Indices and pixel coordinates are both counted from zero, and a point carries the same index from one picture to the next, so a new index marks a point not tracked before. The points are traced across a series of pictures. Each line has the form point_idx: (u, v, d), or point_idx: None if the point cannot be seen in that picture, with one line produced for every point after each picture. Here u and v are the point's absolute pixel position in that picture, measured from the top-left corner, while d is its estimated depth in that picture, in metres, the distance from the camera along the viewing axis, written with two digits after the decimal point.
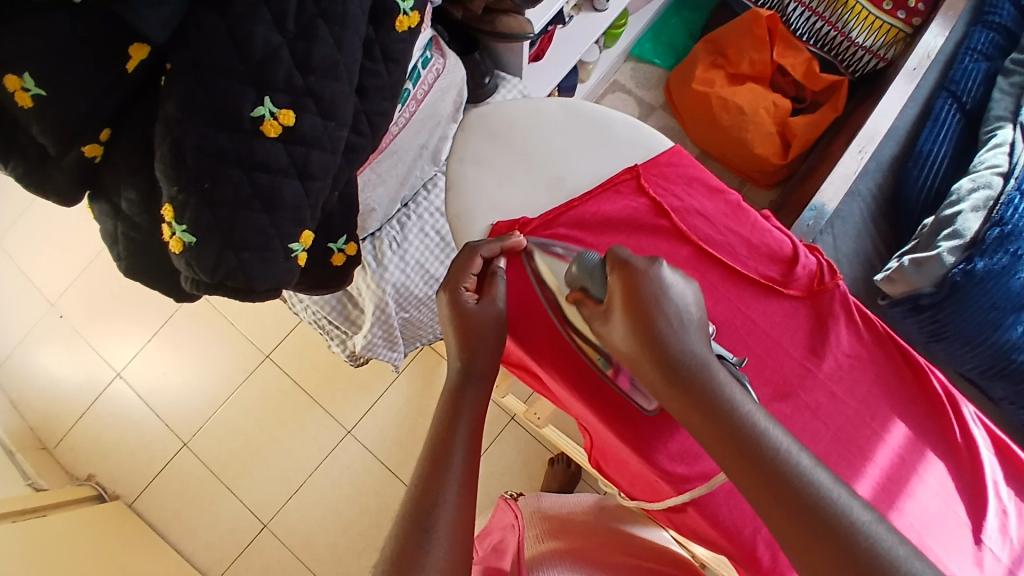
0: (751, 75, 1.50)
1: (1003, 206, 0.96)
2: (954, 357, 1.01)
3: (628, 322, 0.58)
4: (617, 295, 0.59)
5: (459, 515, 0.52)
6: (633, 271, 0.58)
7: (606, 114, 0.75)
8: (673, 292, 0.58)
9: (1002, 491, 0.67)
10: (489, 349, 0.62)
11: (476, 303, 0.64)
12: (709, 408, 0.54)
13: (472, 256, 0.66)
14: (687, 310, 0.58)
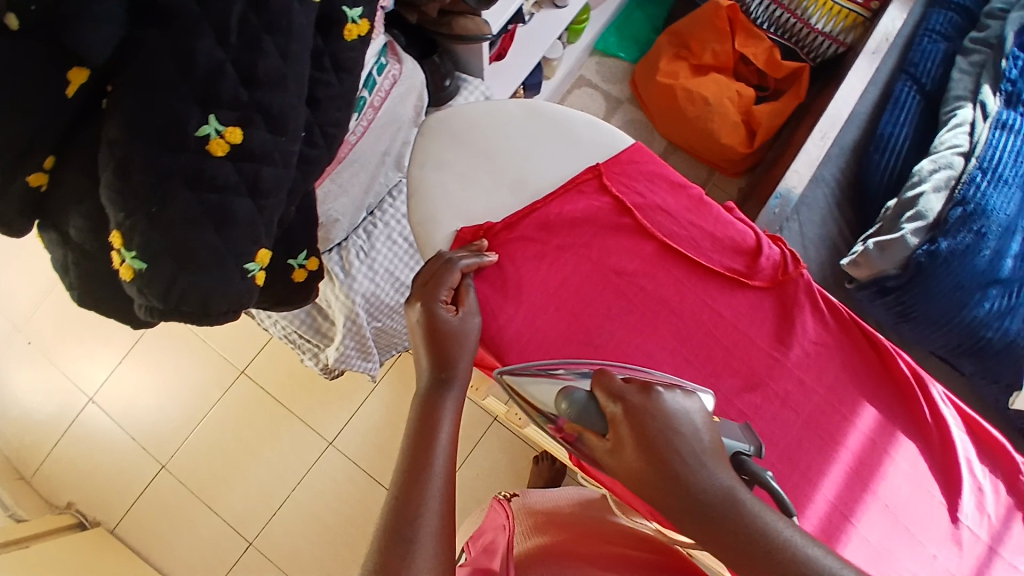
0: (715, 66, 1.51)
1: (965, 184, 0.98)
2: (923, 336, 1.03)
3: (642, 466, 0.49)
4: (621, 434, 0.50)
5: (444, 525, 0.48)
6: (633, 408, 0.50)
7: (567, 114, 0.73)
8: (681, 416, 0.51)
9: (976, 469, 0.67)
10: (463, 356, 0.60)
11: (457, 313, 0.63)
12: (751, 548, 0.47)
13: (451, 269, 0.64)
14: (697, 436, 0.51)
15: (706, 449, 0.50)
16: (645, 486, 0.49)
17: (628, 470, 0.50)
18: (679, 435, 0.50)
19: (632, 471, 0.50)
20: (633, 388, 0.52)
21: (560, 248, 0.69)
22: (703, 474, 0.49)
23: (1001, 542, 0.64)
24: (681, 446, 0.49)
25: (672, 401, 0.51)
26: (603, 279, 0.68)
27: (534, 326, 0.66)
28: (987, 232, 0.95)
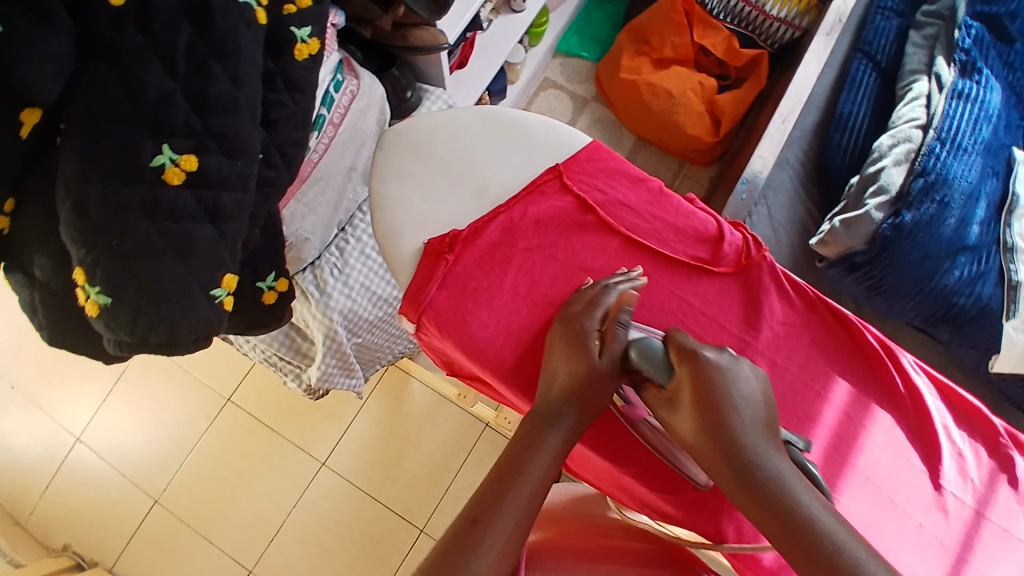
0: (675, 59, 1.53)
1: (924, 156, 0.99)
2: (895, 308, 1.04)
3: (699, 418, 0.55)
4: (686, 389, 0.56)
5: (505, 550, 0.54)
6: (703, 366, 0.56)
7: (523, 117, 0.73)
8: (741, 385, 0.56)
9: (955, 435, 0.68)
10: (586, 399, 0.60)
11: (598, 352, 0.61)
12: (784, 517, 0.50)
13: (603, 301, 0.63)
14: (756, 409, 0.55)
15: (762, 420, 0.54)
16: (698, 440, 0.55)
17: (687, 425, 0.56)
18: (738, 402, 0.54)
19: (690, 428, 0.55)
20: (706, 349, 0.58)
21: (526, 251, 0.68)
22: (752, 443, 0.53)
23: (987, 505, 0.66)
24: (739, 409, 0.54)
25: (744, 371, 0.56)
26: (571, 277, 0.68)
27: (506, 331, 0.66)
28: (950, 201, 0.96)
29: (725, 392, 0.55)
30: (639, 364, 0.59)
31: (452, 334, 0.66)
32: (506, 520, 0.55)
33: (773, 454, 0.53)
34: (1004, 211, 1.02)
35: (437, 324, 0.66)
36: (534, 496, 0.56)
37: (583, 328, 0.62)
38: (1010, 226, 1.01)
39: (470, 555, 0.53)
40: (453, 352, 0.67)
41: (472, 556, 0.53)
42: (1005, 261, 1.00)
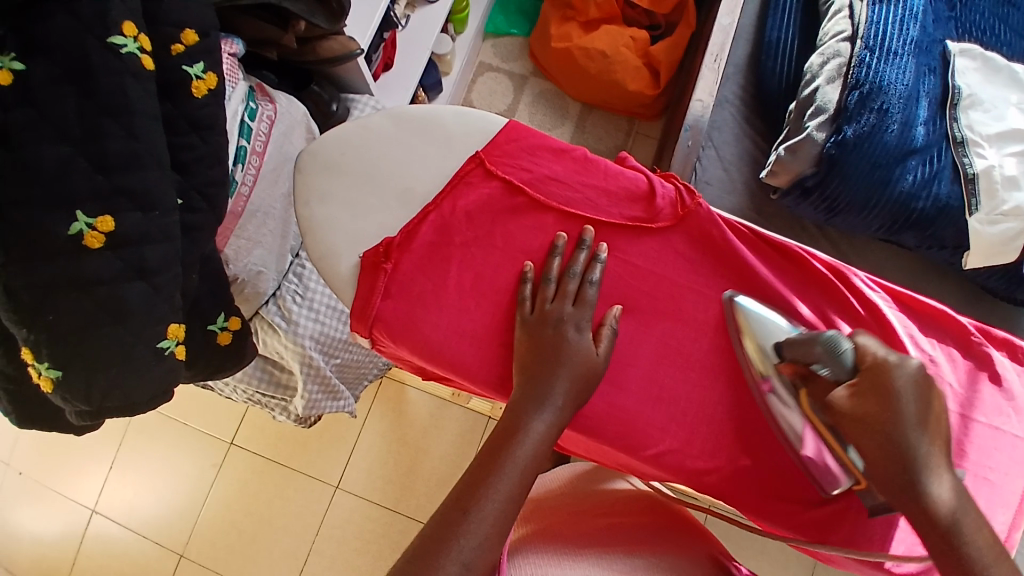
0: (603, 18, 1.51)
1: (856, 68, 0.96)
2: (856, 224, 1.02)
3: (875, 424, 0.54)
4: (865, 391, 0.55)
5: (489, 533, 0.53)
6: (887, 372, 0.55)
7: (435, 111, 0.71)
8: (921, 395, 0.54)
9: (925, 344, 0.68)
10: (567, 381, 0.61)
11: (598, 347, 0.64)
12: (936, 529, 0.51)
13: (585, 292, 0.65)
14: (934, 422, 0.54)
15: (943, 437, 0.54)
16: (876, 450, 0.54)
17: (870, 435, 0.55)
18: (923, 417, 0.54)
19: (858, 427, 0.55)
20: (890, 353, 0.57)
21: (463, 245, 0.67)
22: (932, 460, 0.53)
23: (973, 407, 0.68)
24: (921, 422, 0.53)
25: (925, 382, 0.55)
26: (513, 263, 0.67)
27: (461, 328, 0.66)
28: (889, 108, 0.95)
29: (907, 405, 0.54)
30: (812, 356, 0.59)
31: (405, 341, 0.66)
32: (493, 502, 0.55)
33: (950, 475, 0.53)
34: (947, 106, 1.00)
35: (388, 334, 0.66)
36: (515, 485, 0.57)
37: (573, 326, 0.64)
38: (955, 119, 0.99)
39: (460, 541, 0.52)
40: (415, 359, 0.67)
41: (460, 544, 0.52)
42: (957, 155, 0.99)
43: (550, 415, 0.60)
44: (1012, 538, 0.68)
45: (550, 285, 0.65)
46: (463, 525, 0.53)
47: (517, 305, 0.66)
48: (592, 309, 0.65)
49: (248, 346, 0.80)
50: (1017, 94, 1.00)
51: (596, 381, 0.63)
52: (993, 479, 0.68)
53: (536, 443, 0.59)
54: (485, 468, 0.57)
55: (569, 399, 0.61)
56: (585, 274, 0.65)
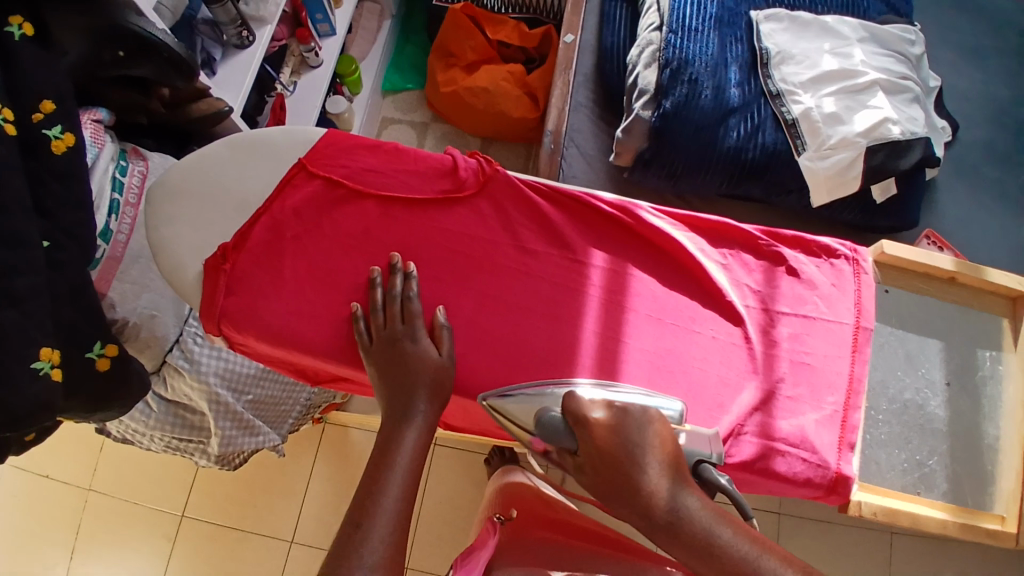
0: (481, 60, 1.66)
1: (664, 50, 1.09)
2: (700, 184, 1.12)
3: (609, 476, 0.54)
4: (591, 452, 0.56)
5: (391, 536, 0.57)
6: (598, 424, 0.56)
7: (261, 131, 0.80)
8: (632, 433, 0.55)
9: (712, 253, 0.76)
10: (421, 389, 0.67)
11: (439, 349, 0.70)
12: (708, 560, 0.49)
13: (411, 318, 0.70)
14: (659, 453, 0.55)
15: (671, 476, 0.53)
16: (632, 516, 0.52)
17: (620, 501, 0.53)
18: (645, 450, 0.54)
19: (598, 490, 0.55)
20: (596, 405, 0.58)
21: (295, 239, 0.74)
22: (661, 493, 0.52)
23: (774, 299, 0.75)
24: (649, 457, 0.53)
25: (630, 419, 0.57)
26: (342, 248, 0.74)
27: (299, 310, 0.72)
28: (696, 77, 1.07)
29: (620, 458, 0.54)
30: (550, 436, 0.60)
31: (250, 330, 0.72)
32: (388, 508, 0.59)
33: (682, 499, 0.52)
34: (758, 65, 1.12)
35: (233, 326, 0.72)
36: (404, 485, 0.61)
37: (408, 339, 0.69)
38: (769, 76, 1.10)
39: (361, 551, 0.55)
40: (269, 349, 0.73)
41: (362, 553, 0.55)
42: (775, 107, 1.09)
43: (416, 418, 0.66)
44: (851, 418, 0.71)
45: (378, 312, 0.70)
46: (361, 528, 0.57)
47: (357, 340, 0.71)
48: (421, 318, 0.70)
49: (133, 375, 0.91)
50: (829, 43, 1.12)
51: (449, 378, 0.69)
52: (811, 362, 0.73)
53: (412, 444, 0.64)
54: (377, 477, 0.62)
55: (430, 399, 0.67)
56: (406, 292, 0.71)
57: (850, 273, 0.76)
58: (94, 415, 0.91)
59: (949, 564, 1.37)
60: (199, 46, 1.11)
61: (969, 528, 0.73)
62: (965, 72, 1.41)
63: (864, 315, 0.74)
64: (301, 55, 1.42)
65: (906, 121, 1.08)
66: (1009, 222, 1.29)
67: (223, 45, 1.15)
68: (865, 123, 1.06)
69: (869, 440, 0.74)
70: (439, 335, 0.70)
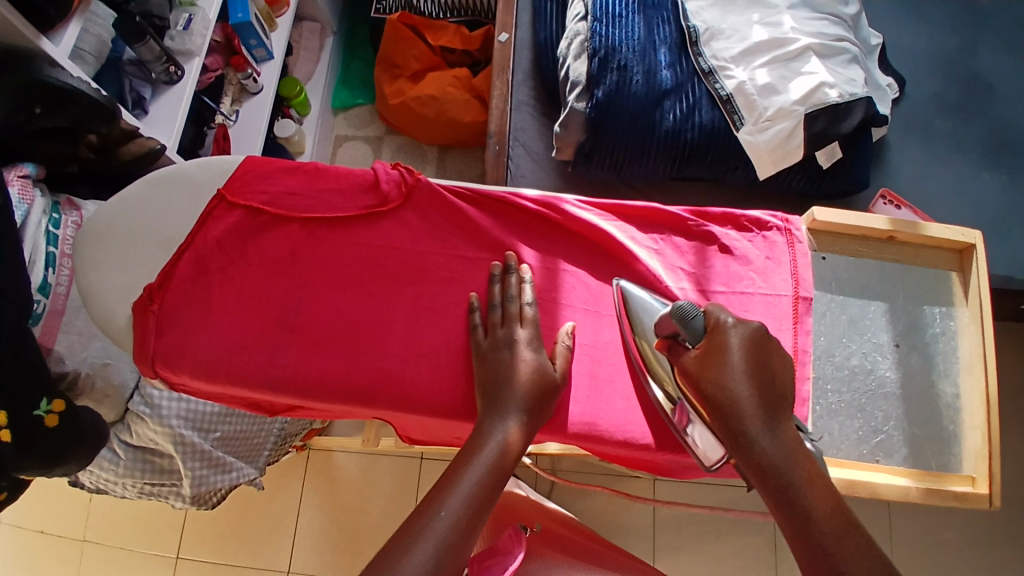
0: (426, 67, 1.65)
1: (591, 39, 1.09)
2: (645, 169, 1.12)
3: (714, 384, 0.58)
4: (709, 356, 0.59)
5: (449, 538, 0.53)
6: (723, 333, 0.59)
7: (181, 168, 0.79)
8: (751, 359, 0.58)
9: (641, 239, 0.76)
10: (518, 393, 0.64)
11: (554, 365, 0.68)
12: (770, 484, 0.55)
13: (523, 308, 0.70)
14: (771, 387, 0.58)
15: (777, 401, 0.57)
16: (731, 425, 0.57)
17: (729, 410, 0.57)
18: (756, 376, 0.57)
19: (699, 386, 0.59)
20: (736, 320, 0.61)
21: (222, 270, 0.73)
22: (763, 418, 0.56)
23: (708, 278, 0.74)
24: (755, 386, 0.57)
25: (759, 346, 0.59)
26: (270, 273, 0.73)
27: (229, 341, 0.71)
28: (625, 64, 1.07)
29: (735, 378, 0.57)
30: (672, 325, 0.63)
31: (184, 367, 0.70)
32: (456, 505, 0.56)
33: (783, 430, 0.56)
34: (688, 44, 1.11)
35: (167, 366, 0.70)
36: (480, 488, 0.57)
37: (527, 344, 0.68)
38: (699, 53, 1.10)
39: (404, 559, 0.51)
40: (208, 386, 0.71)
41: (406, 561, 0.50)
42: (708, 85, 1.08)
43: (513, 426, 0.63)
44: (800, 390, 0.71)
45: (496, 309, 0.70)
46: (432, 513, 0.55)
47: (470, 336, 0.70)
48: (535, 325, 0.69)
49: (84, 425, 0.91)
50: (757, 13, 1.11)
51: (554, 398, 0.67)
52: None
53: (501, 449, 0.61)
54: (450, 472, 0.59)
55: (528, 413, 0.64)
56: (523, 298, 0.71)
57: (784, 243, 0.76)
58: (52, 470, 0.90)
59: (948, 524, 1.35)
60: (127, 87, 1.11)
61: (934, 493, 0.72)
62: (908, 27, 1.40)
63: (803, 284, 0.74)
64: (240, 83, 1.42)
65: (844, 84, 1.06)
66: (967, 172, 1.26)
67: (152, 82, 1.16)
68: (801, 90, 1.04)
69: (818, 412, 0.73)
70: (560, 346, 0.69)
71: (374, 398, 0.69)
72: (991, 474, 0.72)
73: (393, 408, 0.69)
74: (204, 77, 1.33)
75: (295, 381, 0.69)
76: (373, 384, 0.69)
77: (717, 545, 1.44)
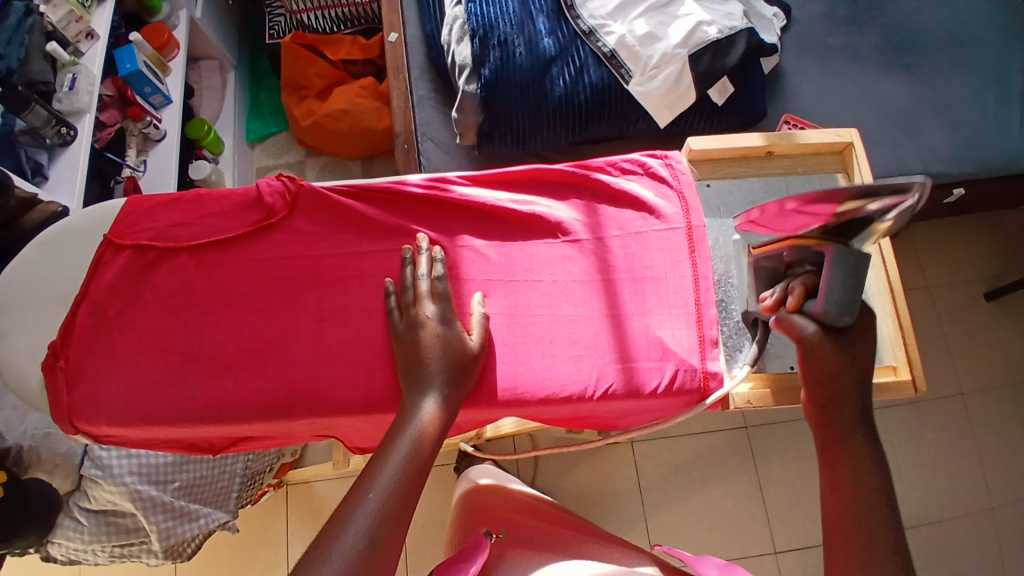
0: (330, 84, 1.64)
1: (470, 23, 1.10)
2: (550, 139, 1.13)
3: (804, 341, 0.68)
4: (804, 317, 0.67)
5: (378, 519, 0.53)
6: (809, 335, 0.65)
7: (65, 221, 0.78)
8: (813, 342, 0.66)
9: (531, 201, 0.78)
10: (439, 367, 0.65)
11: (471, 336, 0.68)
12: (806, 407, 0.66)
13: (431, 284, 0.70)
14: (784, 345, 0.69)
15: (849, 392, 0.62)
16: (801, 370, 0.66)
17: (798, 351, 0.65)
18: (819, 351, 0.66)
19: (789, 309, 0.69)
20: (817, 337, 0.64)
21: (120, 315, 0.72)
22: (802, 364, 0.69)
23: (602, 226, 0.77)
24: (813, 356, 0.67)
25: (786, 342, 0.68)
26: (172, 306, 0.73)
27: (139, 382, 0.70)
28: (506, 39, 1.09)
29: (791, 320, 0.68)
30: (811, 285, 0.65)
31: (99, 415, 0.69)
32: (384, 484, 0.55)
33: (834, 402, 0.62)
34: (564, 9, 1.13)
35: (83, 418, 0.69)
36: (407, 462, 0.57)
37: (440, 323, 0.67)
38: (577, 16, 1.11)
39: (330, 547, 0.50)
40: (130, 428, 0.70)
41: (333, 546, 0.50)
42: (592, 44, 1.10)
43: (435, 399, 0.63)
44: (709, 316, 0.73)
45: (407, 292, 0.70)
46: (361, 495, 0.54)
47: (389, 328, 0.70)
48: (446, 299, 0.69)
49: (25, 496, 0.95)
50: None
51: (474, 369, 0.67)
52: (655, 274, 0.75)
53: (425, 422, 0.61)
54: (377, 454, 0.58)
55: (448, 386, 0.64)
56: (431, 274, 0.70)
57: (670, 179, 0.79)
58: (13, 543, 0.95)
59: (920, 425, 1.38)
60: (24, 157, 1.11)
61: None
62: None
63: (692, 215, 0.77)
64: (141, 133, 1.41)
65: (722, 19, 1.08)
66: (865, 81, 1.29)
67: (47, 148, 1.15)
68: (679, 33, 1.06)
69: (726, 331, 0.76)
70: (475, 317, 0.70)
71: (296, 403, 0.69)
72: (906, 358, 0.79)
73: (320, 412, 0.69)
74: (102, 133, 1.32)
75: (214, 405, 0.69)
76: (293, 394, 0.69)
77: (706, 491, 1.46)
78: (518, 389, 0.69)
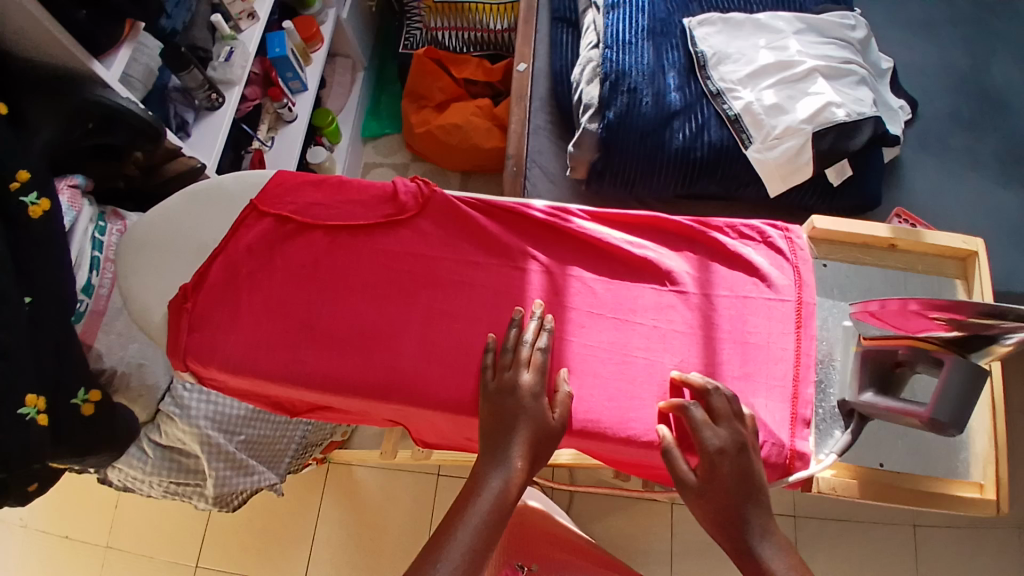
0: (450, 99, 1.73)
1: (603, 66, 1.16)
2: (656, 186, 1.15)
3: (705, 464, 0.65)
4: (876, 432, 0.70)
5: None
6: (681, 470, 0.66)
7: (217, 179, 0.85)
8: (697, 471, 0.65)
9: (645, 245, 0.80)
10: (522, 439, 0.66)
11: (554, 413, 0.69)
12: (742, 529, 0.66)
13: (527, 354, 0.71)
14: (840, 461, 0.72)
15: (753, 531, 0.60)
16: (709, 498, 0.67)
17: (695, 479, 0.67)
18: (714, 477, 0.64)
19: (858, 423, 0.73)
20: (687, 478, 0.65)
21: (249, 277, 0.78)
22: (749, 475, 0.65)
23: (712, 283, 0.78)
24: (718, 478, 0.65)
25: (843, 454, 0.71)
26: (295, 280, 0.78)
27: (253, 342, 0.75)
28: (636, 86, 1.13)
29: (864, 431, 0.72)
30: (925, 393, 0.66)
31: (212, 363, 0.75)
32: (454, 554, 0.58)
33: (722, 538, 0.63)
34: (696, 69, 1.16)
35: (197, 361, 0.75)
36: (478, 534, 0.60)
37: (529, 396, 0.68)
38: (707, 77, 1.15)
39: None
40: (238, 380, 0.75)
41: None
42: (717, 105, 1.12)
43: (513, 472, 0.64)
44: (805, 394, 0.73)
45: (506, 354, 0.71)
46: (430, 565, 0.57)
47: (479, 380, 0.72)
48: (541, 372, 0.70)
49: (110, 424, 0.97)
50: (764, 39, 1.16)
51: (552, 445, 0.68)
52: (755, 340, 0.75)
53: (501, 496, 0.63)
54: (450, 520, 0.61)
55: (528, 458, 0.66)
56: (534, 344, 0.72)
57: (787, 249, 0.80)
58: (85, 459, 0.98)
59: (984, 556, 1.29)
60: (172, 112, 1.22)
61: (940, 501, 0.76)
62: (919, 49, 1.41)
63: (804, 290, 0.77)
64: (276, 112, 1.52)
65: (852, 103, 1.08)
66: (987, 188, 1.26)
67: (195, 108, 1.27)
68: (807, 109, 1.07)
69: (822, 414, 0.75)
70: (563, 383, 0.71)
71: (390, 393, 0.73)
72: (998, 479, 0.76)
73: (411, 404, 0.73)
74: (244, 105, 1.44)
75: (316, 380, 0.74)
76: (389, 387, 0.73)
77: None
78: (600, 431, 0.71)
